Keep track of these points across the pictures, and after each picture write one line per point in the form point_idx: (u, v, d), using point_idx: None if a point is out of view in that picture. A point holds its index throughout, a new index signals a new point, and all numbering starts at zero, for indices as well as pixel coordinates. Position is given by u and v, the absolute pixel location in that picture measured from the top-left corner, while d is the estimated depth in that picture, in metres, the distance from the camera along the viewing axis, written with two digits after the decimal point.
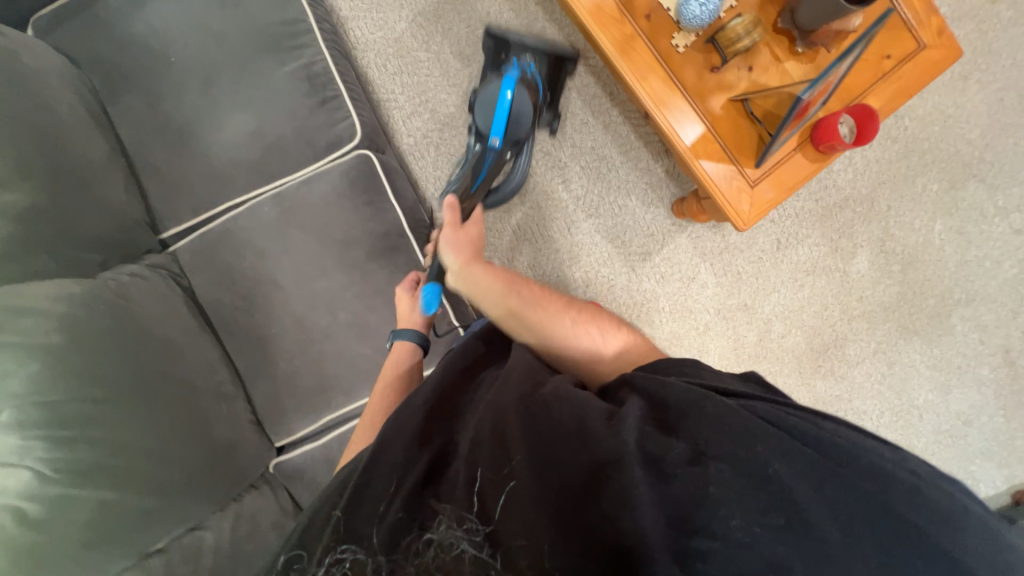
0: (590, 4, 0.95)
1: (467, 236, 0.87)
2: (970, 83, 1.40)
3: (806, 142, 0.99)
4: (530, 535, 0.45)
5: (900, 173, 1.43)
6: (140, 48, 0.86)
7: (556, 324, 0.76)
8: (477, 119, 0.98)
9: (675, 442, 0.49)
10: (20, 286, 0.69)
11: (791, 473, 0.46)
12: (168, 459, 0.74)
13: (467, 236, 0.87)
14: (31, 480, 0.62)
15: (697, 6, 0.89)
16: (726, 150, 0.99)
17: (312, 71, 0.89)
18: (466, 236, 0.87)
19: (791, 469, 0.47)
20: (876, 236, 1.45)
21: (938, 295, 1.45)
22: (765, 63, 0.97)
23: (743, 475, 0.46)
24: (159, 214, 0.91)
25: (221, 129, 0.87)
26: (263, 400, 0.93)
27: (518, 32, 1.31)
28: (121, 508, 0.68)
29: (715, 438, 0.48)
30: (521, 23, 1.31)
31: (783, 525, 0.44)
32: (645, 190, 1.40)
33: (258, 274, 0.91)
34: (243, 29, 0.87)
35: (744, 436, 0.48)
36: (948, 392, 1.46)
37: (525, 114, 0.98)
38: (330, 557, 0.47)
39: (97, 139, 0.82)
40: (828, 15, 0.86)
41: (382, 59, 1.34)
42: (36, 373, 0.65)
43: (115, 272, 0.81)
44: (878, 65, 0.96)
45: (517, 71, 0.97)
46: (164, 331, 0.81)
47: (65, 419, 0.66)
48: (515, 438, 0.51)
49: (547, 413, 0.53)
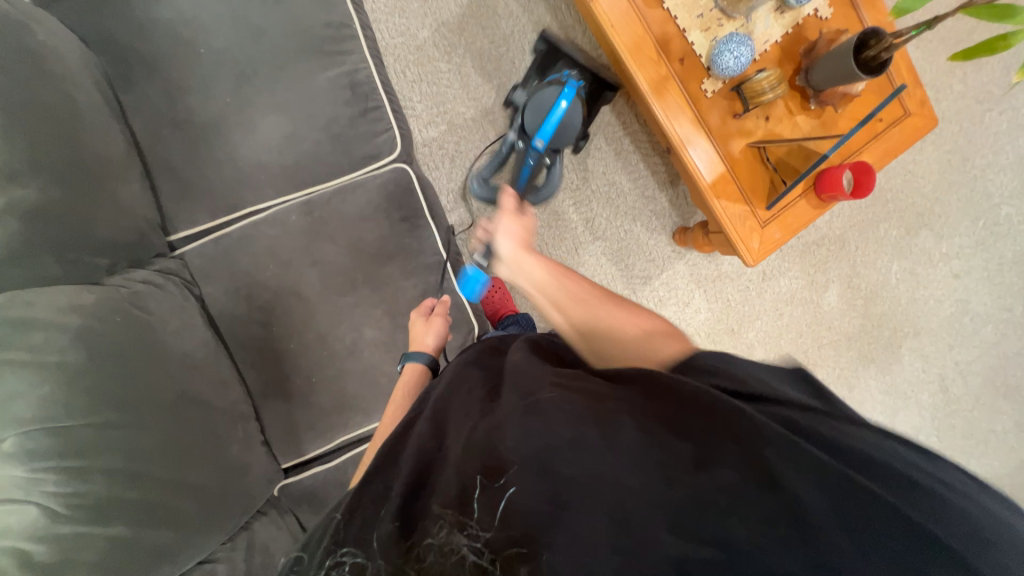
0: (630, 42, 0.99)
1: (523, 224, 0.72)
2: (926, 144, 1.59)
3: (810, 189, 1.08)
4: (533, 538, 0.42)
5: (868, 218, 1.60)
6: (167, 35, 0.79)
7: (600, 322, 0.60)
8: (528, 119, 1.03)
9: (680, 445, 0.43)
10: (26, 294, 0.61)
11: (801, 477, 0.40)
12: (186, 486, 0.68)
13: (523, 224, 0.72)
14: (40, 517, 0.55)
15: (730, 57, 0.96)
16: (741, 191, 1.06)
17: (355, 79, 0.86)
18: (522, 224, 0.72)
19: (802, 472, 0.40)
20: (845, 273, 1.61)
21: (892, 327, 1.63)
22: (780, 115, 1.06)
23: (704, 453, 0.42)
24: (170, 215, 0.83)
25: (253, 131, 0.82)
26: (275, 419, 0.86)
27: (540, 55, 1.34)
28: (136, 544, 0.61)
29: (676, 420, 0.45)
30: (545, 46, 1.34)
31: (787, 535, 0.38)
32: (650, 217, 1.47)
33: (280, 285, 0.85)
34: (285, 28, 0.83)
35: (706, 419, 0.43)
36: (894, 414, 1.64)
37: (574, 126, 1.02)
38: (330, 559, 0.47)
39: (114, 130, 0.75)
40: (838, 80, 0.96)
41: (402, 65, 1.31)
42: (47, 395, 0.58)
43: (125, 278, 0.74)
44: (872, 127, 1.08)
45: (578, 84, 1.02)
46: (181, 345, 0.75)
47: (79, 447, 0.59)
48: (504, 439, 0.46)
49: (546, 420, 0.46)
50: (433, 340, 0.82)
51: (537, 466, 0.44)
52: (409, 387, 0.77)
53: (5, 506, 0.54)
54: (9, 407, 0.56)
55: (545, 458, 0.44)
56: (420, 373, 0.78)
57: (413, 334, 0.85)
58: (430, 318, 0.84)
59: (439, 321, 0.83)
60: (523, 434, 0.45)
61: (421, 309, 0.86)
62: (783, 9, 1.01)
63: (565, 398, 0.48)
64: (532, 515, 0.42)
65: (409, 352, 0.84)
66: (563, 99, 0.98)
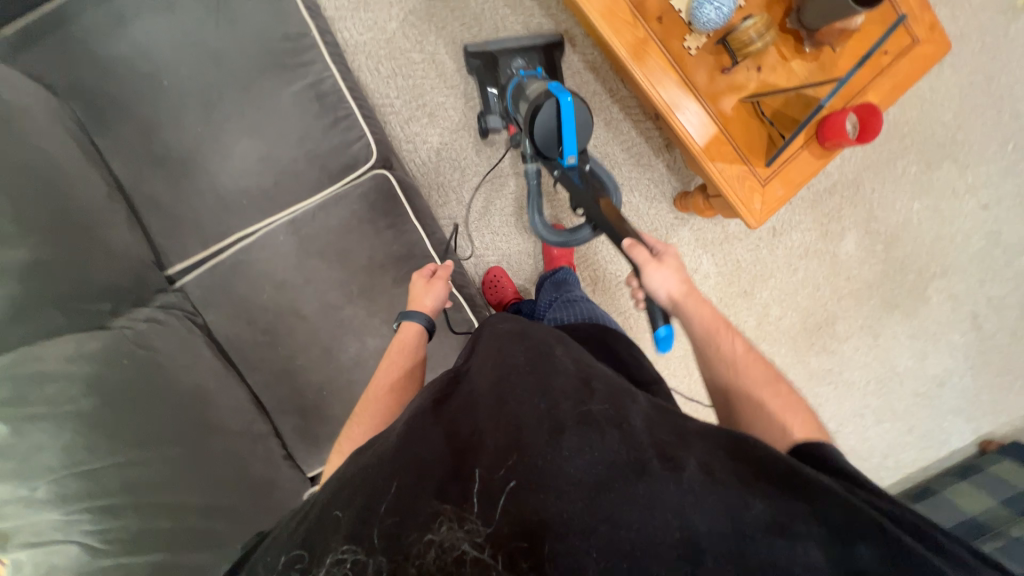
0: (602, 6, 0.93)
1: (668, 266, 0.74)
2: (944, 67, 1.47)
3: (812, 139, 1.02)
4: (535, 535, 0.43)
5: (883, 157, 1.50)
6: (130, 73, 0.79)
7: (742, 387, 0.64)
8: (540, 146, 0.85)
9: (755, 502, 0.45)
10: (38, 350, 0.64)
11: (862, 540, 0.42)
12: (216, 509, 0.71)
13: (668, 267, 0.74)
14: (82, 554, 0.58)
15: (712, 9, 0.88)
16: (738, 150, 1.01)
17: (321, 90, 0.84)
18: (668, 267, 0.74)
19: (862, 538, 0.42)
20: (862, 218, 1.53)
21: (917, 269, 1.55)
22: (773, 63, 0.99)
23: (754, 492, 0.46)
24: (164, 250, 0.85)
25: (228, 157, 0.82)
26: (295, 434, 0.90)
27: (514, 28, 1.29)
28: (179, 567, 0.64)
29: (717, 453, 0.50)
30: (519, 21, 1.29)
31: None
32: (647, 185, 1.42)
33: (279, 307, 0.87)
34: (244, 47, 0.81)
35: (782, 475, 0.47)
36: (925, 358, 1.58)
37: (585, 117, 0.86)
38: (330, 557, 0.44)
39: (94, 177, 0.76)
40: (833, 17, 0.88)
41: (374, 61, 1.27)
42: (69, 442, 0.61)
43: (129, 319, 0.76)
44: (877, 62, 1.00)
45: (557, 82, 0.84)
46: (191, 377, 0.77)
47: (108, 486, 0.62)
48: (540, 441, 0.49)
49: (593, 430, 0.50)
50: (432, 302, 0.82)
51: (550, 465, 0.47)
52: (407, 343, 0.77)
53: (47, 547, 0.57)
54: (35, 458, 0.59)
55: (558, 463, 0.47)
56: (417, 332, 0.77)
57: (413, 295, 0.85)
58: (431, 280, 0.84)
59: (441, 283, 0.83)
60: (564, 440, 0.49)
61: (422, 272, 0.86)
62: None
63: (618, 414, 0.52)
64: (537, 512, 0.44)
65: (404, 311, 0.83)
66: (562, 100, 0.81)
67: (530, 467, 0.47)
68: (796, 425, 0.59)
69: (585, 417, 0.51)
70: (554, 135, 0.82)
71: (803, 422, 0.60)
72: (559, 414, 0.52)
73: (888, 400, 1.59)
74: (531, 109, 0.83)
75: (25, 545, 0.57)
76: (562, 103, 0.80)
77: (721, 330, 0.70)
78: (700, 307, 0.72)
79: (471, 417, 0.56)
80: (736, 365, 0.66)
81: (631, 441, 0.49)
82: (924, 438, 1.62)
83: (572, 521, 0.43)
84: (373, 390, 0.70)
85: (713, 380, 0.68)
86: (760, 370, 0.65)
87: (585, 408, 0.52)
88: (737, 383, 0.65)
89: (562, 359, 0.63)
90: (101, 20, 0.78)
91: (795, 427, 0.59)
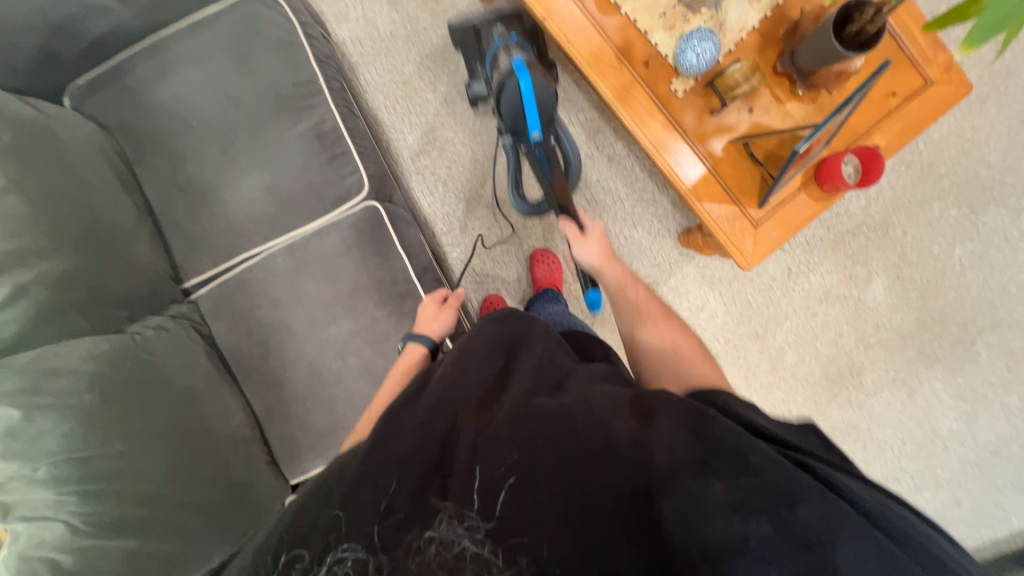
0: (588, 53, 0.97)
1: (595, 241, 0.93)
2: (987, 106, 1.37)
3: (809, 181, 0.98)
4: (531, 532, 0.51)
5: (917, 198, 1.40)
6: (166, 116, 0.93)
7: (643, 328, 0.78)
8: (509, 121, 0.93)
9: (711, 479, 0.48)
10: (57, 347, 0.75)
11: (810, 507, 0.45)
12: (191, 504, 0.78)
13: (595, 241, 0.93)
14: (66, 531, 0.67)
15: (694, 55, 0.90)
16: (728, 191, 0.99)
17: (322, 130, 0.94)
18: (595, 242, 0.93)
19: (812, 506, 0.45)
20: (892, 262, 1.42)
21: (960, 321, 1.40)
22: (767, 105, 0.97)
23: (715, 472, 0.48)
24: (182, 268, 0.96)
25: (239, 188, 0.93)
26: (279, 441, 0.96)
27: None
28: (147, 555, 0.72)
29: (678, 432, 0.51)
30: None
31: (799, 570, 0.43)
32: (651, 220, 1.41)
33: (273, 322, 0.95)
34: (260, 94, 0.92)
35: (735, 453, 0.48)
36: (974, 422, 1.41)
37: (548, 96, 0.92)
38: (331, 556, 0.54)
39: (126, 202, 0.89)
40: (826, 59, 0.86)
41: (391, 100, 1.39)
42: (69, 431, 0.70)
43: (141, 325, 0.87)
44: (884, 103, 0.96)
45: (520, 57, 0.90)
46: (186, 382, 0.86)
47: (96, 474, 0.70)
48: (518, 446, 0.55)
49: (570, 427, 0.54)
50: (441, 327, 0.89)
51: (530, 468, 0.53)
52: (409, 366, 0.82)
53: (38, 522, 0.67)
54: (39, 442, 0.68)
55: (541, 465, 0.53)
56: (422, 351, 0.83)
57: (421, 319, 0.92)
58: (441, 308, 0.91)
59: (450, 311, 0.91)
60: (546, 442, 0.54)
61: (435, 297, 0.94)
62: None
63: (588, 406, 0.56)
64: (526, 511, 0.52)
65: (411, 333, 0.89)
66: (523, 80, 0.87)
67: (517, 465, 0.54)
68: (688, 350, 0.73)
69: (559, 419, 0.55)
70: (519, 111, 0.91)
71: (688, 343, 0.74)
72: (536, 414, 0.56)
73: (928, 467, 1.41)
74: (497, 89, 0.91)
75: (22, 518, 0.67)
76: (521, 84, 0.87)
77: (629, 283, 0.88)
78: (616, 268, 0.90)
79: (450, 412, 0.61)
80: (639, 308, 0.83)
81: (602, 431, 0.53)
82: (975, 515, 1.41)
83: (555, 516, 0.51)
84: (369, 411, 0.77)
85: (624, 322, 0.82)
86: (653, 304, 0.82)
87: (558, 405, 0.57)
88: (640, 318, 0.80)
89: (536, 345, 0.66)
90: (147, 72, 0.93)
91: (683, 348, 0.74)
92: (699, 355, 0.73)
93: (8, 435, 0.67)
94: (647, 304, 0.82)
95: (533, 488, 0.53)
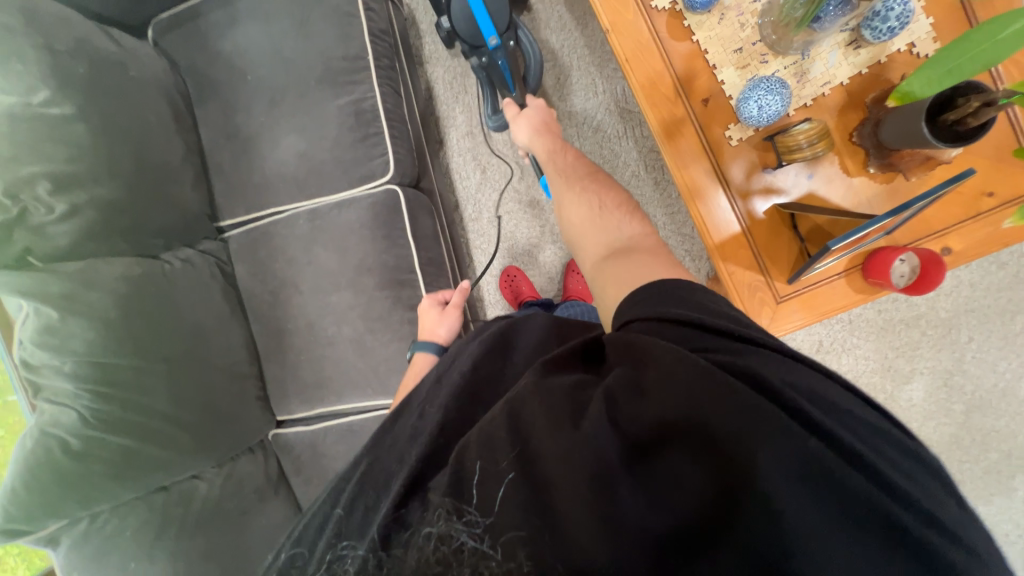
0: (645, 78, 0.89)
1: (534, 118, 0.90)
2: None
3: (855, 268, 0.88)
4: (525, 520, 0.41)
5: (998, 305, 1.22)
6: (226, 65, 0.98)
7: (583, 206, 0.72)
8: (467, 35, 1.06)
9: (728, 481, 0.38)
10: (98, 263, 0.86)
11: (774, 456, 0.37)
12: (181, 422, 0.89)
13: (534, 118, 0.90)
14: (78, 420, 0.80)
15: (756, 107, 0.81)
16: (757, 256, 0.89)
17: (361, 107, 0.97)
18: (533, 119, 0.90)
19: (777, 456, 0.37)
20: (944, 367, 1.26)
21: (1004, 450, 1.24)
22: (831, 174, 0.86)
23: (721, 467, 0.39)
24: (219, 208, 1.05)
25: (277, 147, 0.98)
26: (272, 382, 1.04)
27: (572, 30, 1.28)
28: (138, 453, 0.84)
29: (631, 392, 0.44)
30: (582, 31, 1.28)
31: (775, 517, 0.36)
32: (682, 257, 1.27)
33: (286, 278, 1.02)
34: (311, 60, 0.95)
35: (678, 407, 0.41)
36: None
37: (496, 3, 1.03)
38: (331, 553, 0.50)
39: (177, 141, 0.97)
40: (909, 139, 0.74)
41: (449, 76, 1.37)
42: (91, 338, 0.82)
43: (173, 255, 0.97)
44: (973, 202, 0.82)
45: None
46: (199, 316, 0.96)
47: (108, 379, 0.82)
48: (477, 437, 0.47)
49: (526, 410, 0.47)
50: (445, 330, 0.90)
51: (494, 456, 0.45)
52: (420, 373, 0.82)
53: (59, 407, 0.80)
54: (68, 341, 0.80)
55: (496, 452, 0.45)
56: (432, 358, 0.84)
57: (426, 322, 0.92)
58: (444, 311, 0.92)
59: (453, 312, 0.92)
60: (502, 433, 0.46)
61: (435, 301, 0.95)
62: (859, 45, 0.82)
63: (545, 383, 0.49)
64: (507, 500, 0.42)
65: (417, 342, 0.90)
66: None
67: (484, 456, 0.45)
68: (611, 203, 0.71)
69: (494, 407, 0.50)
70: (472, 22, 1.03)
71: (620, 201, 0.72)
72: (507, 395, 0.50)
73: None
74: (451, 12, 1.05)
75: (48, 400, 0.80)
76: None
77: (556, 150, 0.85)
78: (545, 138, 0.88)
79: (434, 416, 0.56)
80: (563, 173, 0.80)
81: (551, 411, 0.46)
82: None
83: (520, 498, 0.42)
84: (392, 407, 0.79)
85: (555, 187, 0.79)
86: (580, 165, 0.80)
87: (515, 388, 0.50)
88: (565, 183, 0.77)
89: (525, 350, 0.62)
90: (219, 20, 0.98)
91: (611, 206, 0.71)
92: (621, 201, 0.72)
93: (47, 331, 0.79)
94: (579, 171, 0.79)
95: (518, 474, 0.43)
